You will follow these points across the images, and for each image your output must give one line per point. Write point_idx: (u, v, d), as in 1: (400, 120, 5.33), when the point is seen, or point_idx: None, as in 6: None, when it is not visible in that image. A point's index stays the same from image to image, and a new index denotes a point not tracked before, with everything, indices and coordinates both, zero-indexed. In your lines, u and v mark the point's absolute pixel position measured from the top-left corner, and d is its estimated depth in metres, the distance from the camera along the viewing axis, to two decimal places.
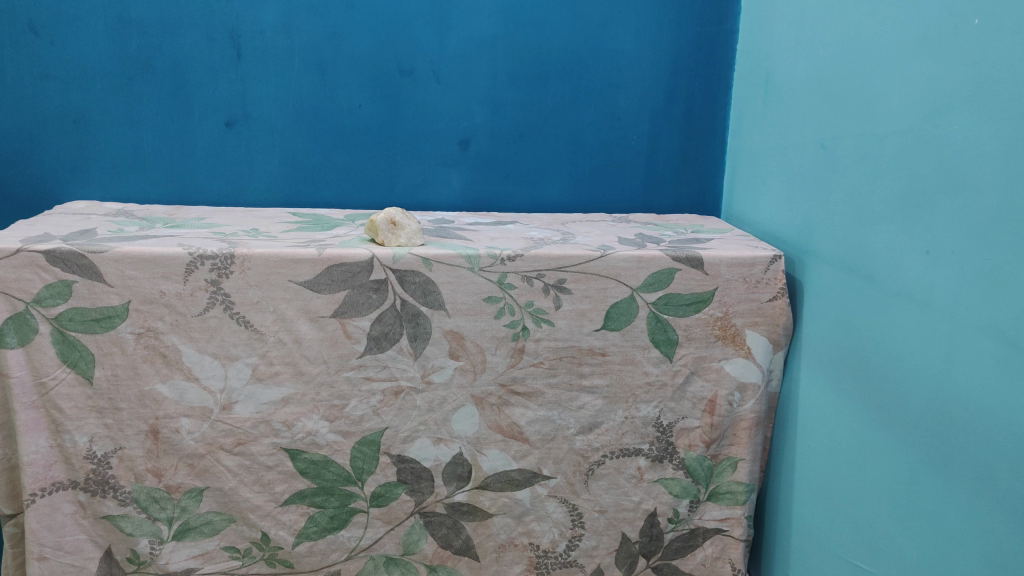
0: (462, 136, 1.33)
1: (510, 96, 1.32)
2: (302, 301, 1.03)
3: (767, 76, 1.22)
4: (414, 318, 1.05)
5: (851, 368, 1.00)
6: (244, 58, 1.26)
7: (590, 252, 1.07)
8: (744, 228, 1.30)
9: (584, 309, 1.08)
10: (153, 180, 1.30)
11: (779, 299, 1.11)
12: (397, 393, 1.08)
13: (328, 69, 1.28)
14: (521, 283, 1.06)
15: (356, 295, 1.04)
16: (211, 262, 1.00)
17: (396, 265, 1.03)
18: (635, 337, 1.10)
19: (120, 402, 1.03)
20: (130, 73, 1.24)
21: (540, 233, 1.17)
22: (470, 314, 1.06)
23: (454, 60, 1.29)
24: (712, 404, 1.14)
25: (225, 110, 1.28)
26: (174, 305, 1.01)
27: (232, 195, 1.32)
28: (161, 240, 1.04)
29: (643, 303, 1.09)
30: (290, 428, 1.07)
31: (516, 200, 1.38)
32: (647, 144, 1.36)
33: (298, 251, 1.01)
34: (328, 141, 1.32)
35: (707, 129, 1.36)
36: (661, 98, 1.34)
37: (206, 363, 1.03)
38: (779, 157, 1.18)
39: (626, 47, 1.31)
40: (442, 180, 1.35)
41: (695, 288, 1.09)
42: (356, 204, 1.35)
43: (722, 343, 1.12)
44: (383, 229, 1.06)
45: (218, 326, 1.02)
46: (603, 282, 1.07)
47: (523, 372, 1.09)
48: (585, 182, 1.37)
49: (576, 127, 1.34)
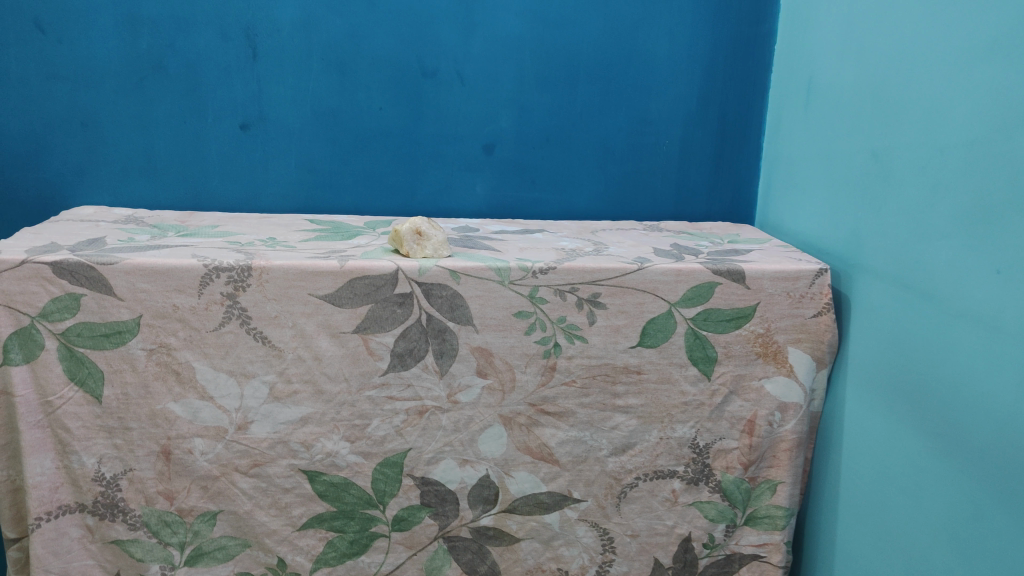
0: (486, 141, 1.28)
1: (537, 99, 1.26)
2: (322, 316, 0.97)
3: (809, 80, 1.16)
4: (440, 334, 1.00)
5: (906, 390, 0.94)
6: (260, 58, 1.20)
7: (626, 265, 1.01)
8: (782, 238, 1.24)
9: (619, 325, 1.02)
10: (164, 185, 1.24)
11: (824, 314, 1.05)
12: (421, 413, 1.02)
13: (349, 70, 1.22)
14: (553, 297, 1.00)
15: (380, 309, 0.98)
16: (227, 275, 0.94)
17: (422, 278, 0.98)
18: (672, 354, 1.05)
19: (130, 422, 0.98)
20: (141, 73, 1.19)
21: (570, 243, 1.12)
22: (499, 330, 1.01)
23: (480, 60, 1.24)
24: (751, 424, 1.08)
25: (240, 112, 1.22)
26: (187, 320, 0.95)
27: (246, 201, 1.27)
28: (174, 250, 0.98)
29: (680, 319, 1.03)
30: (309, 449, 1.01)
31: (542, 207, 1.32)
32: (679, 149, 1.30)
33: (319, 262, 0.96)
34: (346, 145, 1.26)
35: (743, 134, 1.30)
36: (695, 102, 1.28)
37: (221, 381, 0.98)
38: (823, 165, 1.12)
39: (659, 48, 1.25)
40: (466, 186, 1.30)
41: (736, 303, 1.04)
42: (375, 211, 1.30)
43: (763, 361, 1.06)
44: (408, 239, 1.01)
45: (234, 342, 0.97)
46: (640, 297, 1.02)
47: (554, 391, 1.04)
48: (614, 189, 1.32)
49: (605, 131, 1.29)
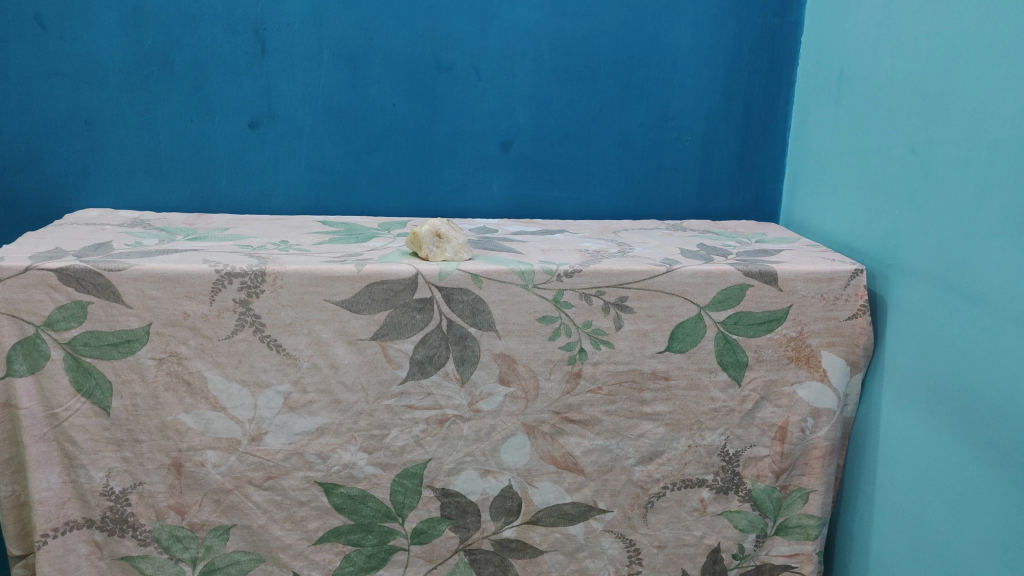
0: (504, 138, 1.24)
1: (556, 94, 1.22)
2: (339, 323, 0.93)
3: (840, 73, 1.12)
4: (462, 340, 0.96)
5: (950, 396, 0.90)
6: (270, 54, 1.16)
7: (654, 267, 0.97)
8: (810, 236, 1.20)
9: (647, 329, 0.98)
10: (170, 186, 1.20)
11: (860, 317, 1.01)
12: (442, 422, 0.98)
13: (361, 65, 1.18)
14: (578, 301, 0.97)
15: (399, 315, 0.94)
16: (240, 280, 0.90)
17: (442, 282, 0.94)
18: (701, 360, 1.01)
19: (140, 434, 0.94)
20: (146, 71, 1.15)
21: (594, 245, 1.08)
22: (522, 336, 0.97)
23: (497, 55, 1.19)
24: (783, 431, 1.04)
25: (248, 109, 1.18)
26: (199, 328, 0.91)
27: (255, 202, 1.23)
28: (184, 255, 0.94)
29: (710, 322, 0.99)
30: (325, 461, 0.97)
31: (561, 206, 1.28)
32: (702, 146, 1.26)
33: (335, 267, 0.92)
34: (359, 143, 1.22)
35: (767, 129, 1.26)
36: (718, 96, 1.24)
37: (233, 391, 0.94)
38: (856, 162, 1.08)
39: (681, 41, 1.21)
40: (482, 184, 1.26)
41: (768, 305, 1.00)
42: (389, 211, 1.26)
43: (795, 365, 1.02)
44: (427, 242, 0.97)
45: (247, 350, 0.93)
46: (668, 300, 0.98)
47: (580, 399, 1.00)
48: (635, 187, 1.28)
49: (626, 127, 1.24)
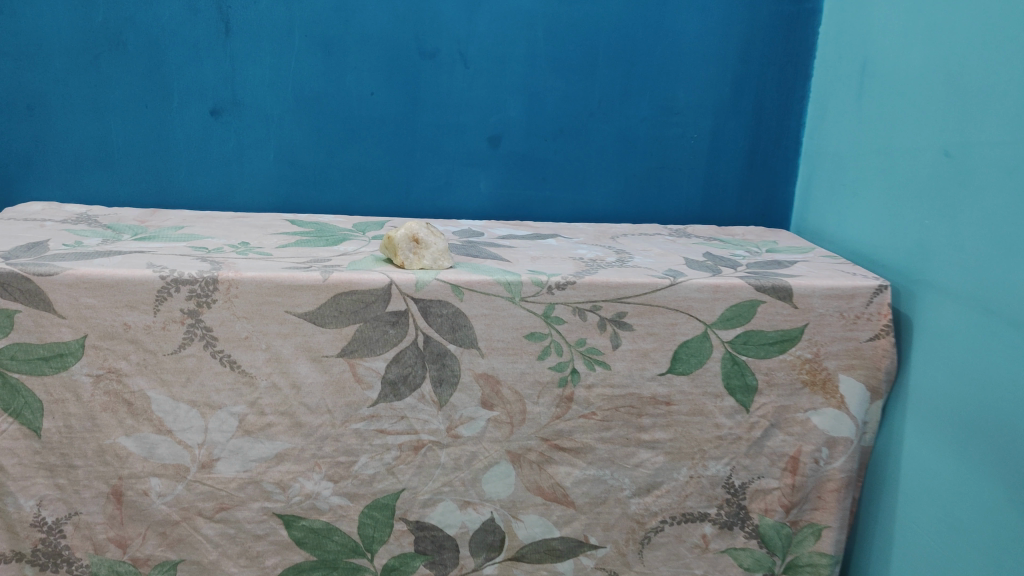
0: (492, 132, 1.13)
1: (550, 85, 1.12)
2: (302, 337, 0.83)
3: (863, 66, 1.02)
4: (440, 358, 0.86)
5: (983, 431, 0.81)
6: (234, 34, 1.05)
7: (656, 279, 0.87)
8: (824, 245, 1.10)
9: (647, 348, 0.88)
10: (124, 179, 1.09)
11: (882, 338, 0.91)
12: (416, 449, 0.88)
13: (336, 49, 1.07)
14: (571, 317, 0.86)
15: (369, 329, 0.84)
16: (189, 288, 0.80)
17: (419, 293, 0.84)
18: (707, 383, 0.90)
19: (75, 459, 0.83)
20: (96, 50, 1.04)
21: (590, 252, 0.97)
22: (508, 354, 0.87)
23: (485, 40, 1.09)
24: (795, 462, 0.94)
25: (210, 95, 1.07)
26: (141, 342, 0.81)
27: (218, 197, 1.12)
28: (128, 258, 0.84)
29: (718, 342, 0.89)
30: (285, 491, 0.87)
31: (554, 207, 1.17)
32: (708, 145, 1.16)
33: (298, 274, 0.82)
34: (333, 135, 1.11)
35: (780, 127, 1.16)
36: (727, 91, 1.14)
37: (181, 413, 0.83)
38: (880, 165, 0.98)
39: (687, 29, 1.11)
40: (468, 182, 1.15)
41: (781, 324, 0.90)
42: (366, 210, 1.15)
43: (810, 390, 0.92)
44: (403, 248, 0.86)
45: (197, 367, 0.82)
46: (671, 316, 0.88)
47: (571, 425, 0.90)
48: (635, 188, 1.17)
49: (627, 121, 1.14)
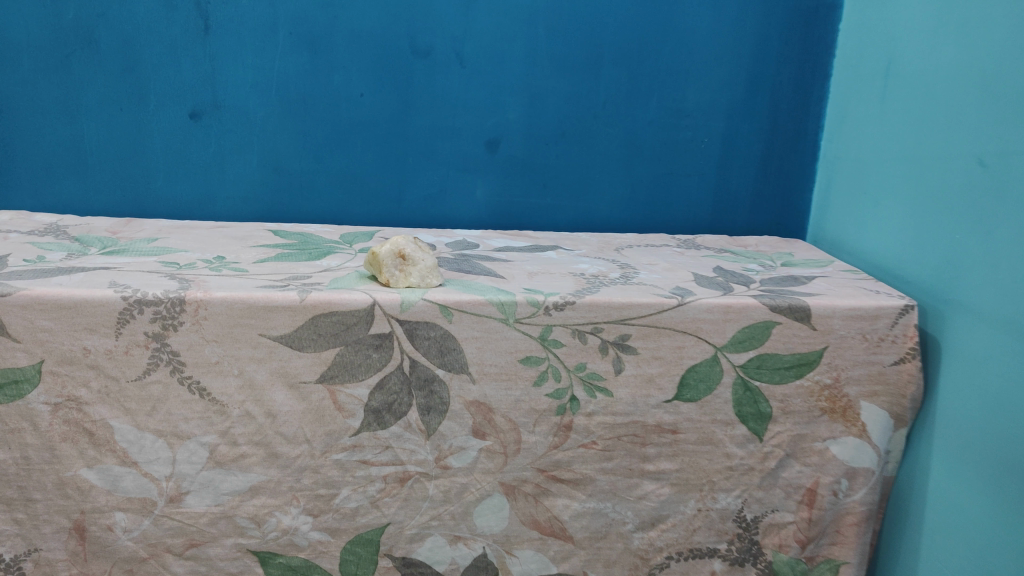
0: (490, 136, 1.06)
1: (552, 86, 1.05)
2: (277, 362, 0.77)
3: (888, 66, 0.95)
4: (427, 385, 0.79)
5: (1020, 468, 0.73)
6: (214, 31, 0.98)
7: (662, 299, 0.80)
8: (844, 258, 1.03)
9: (652, 374, 0.82)
10: (97, 186, 1.03)
11: (908, 362, 0.84)
12: (402, 481, 0.82)
13: (323, 47, 1.00)
14: (570, 339, 0.80)
15: (351, 353, 0.77)
16: (153, 309, 0.74)
17: (405, 314, 0.77)
18: (717, 411, 0.83)
19: (33, 493, 0.77)
20: (66, 49, 0.97)
21: (592, 266, 0.91)
22: (502, 380, 0.80)
23: (482, 38, 1.02)
24: (812, 494, 0.87)
25: (189, 97, 1.01)
26: (103, 368, 0.75)
27: (198, 205, 1.06)
28: (90, 275, 0.77)
29: (729, 366, 0.82)
30: (261, 526, 0.81)
31: (556, 216, 1.11)
32: (719, 149, 1.09)
33: (273, 294, 0.76)
34: (320, 140, 1.05)
35: (797, 131, 1.09)
36: (740, 92, 1.06)
37: (147, 443, 0.77)
38: (905, 173, 0.91)
39: (697, 26, 1.03)
40: (464, 190, 1.08)
41: (798, 347, 0.83)
42: (356, 219, 1.09)
43: (829, 418, 0.85)
44: (389, 264, 0.80)
45: (163, 395, 0.76)
46: (679, 339, 0.81)
47: (569, 455, 0.83)
48: (641, 195, 1.10)
49: (633, 124, 1.07)
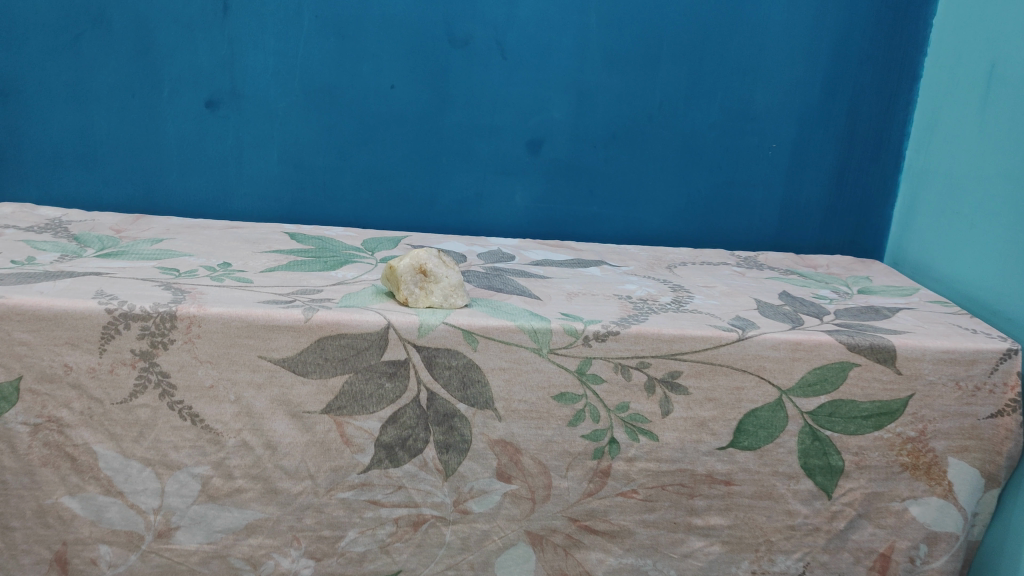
0: (532, 135, 0.96)
1: (603, 81, 0.94)
2: (279, 389, 0.68)
3: (992, 67, 0.82)
4: (447, 420, 0.70)
5: None
6: (233, 13, 0.90)
7: (720, 332, 0.69)
8: (929, 284, 0.91)
9: (705, 417, 0.70)
10: (106, 179, 0.96)
11: (1006, 415, 0.72)
12: (415, 525, 0.72)
13: (351, 33, 0.91)
14: (611, 375, 0.69)
15: (361, 382, 0.68)
16: (140, 325, 0.66)
17: (423, 339, 0.68)
18: (779, 462, 0.72)
19: (11, 520, 0.70)
20: (76, 30, 0.90)
21: (640, 288, 0.80)
22: (532, 419, 0.70)
23: (527, 26, 0.92)
24: (885, 560, 0.75)
25: (205, 85, 0.93)
26: (86, 388, 0.67)
27: (214, 203, 0.98)
28: (77, 282, 0.70)
29: (796, 413, 0.71)
30: (257, 568, 0.72)
31: (602, 226, 1.00)
32: (789, 156, 0.97)
33: (275, 312, 0.67)
34: (346, 135, 0.96)
35: (878, 138, 0.96)
36: (816, 93, 0.94)
37: (134, 472, 0.69)
38: (1008, 192, 0.78)
39: (770, 17, 0.92)
40: (502, 194, 0.98)
41: (878, 393, 0.71)
42: (383, 223, 0.99)
43: (909, 476, 0.73)
44: (407, 281, 0.70)
45: (152, 420, 0.68)
46: (739, 379, 0.70)
47: (606, 504, 0.73)
48: (699, 206, 0.99)
49: (692, 126, 0.96)
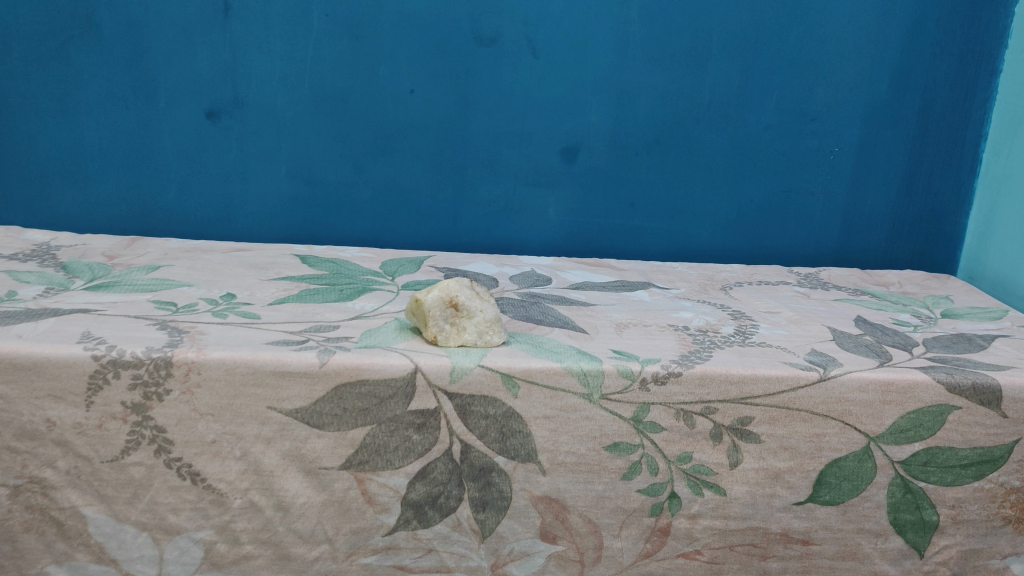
0: (567, 143, 0.87)
1: (645, 81, 0.85)
2: (291, 443, 0.59)
3: None
4: (484, 475, 0.61)
5: None
6: (236, 14, 0.81)
7: (799, 371, 0.60)
8: (1016, 304, 0.81)
9: (780, 468, 0.61)
10: (100, 198, 0.88)
11: None
12: None
13: (366, 34, 0.82)
14: (672, 422, 0.60)
15: (385, 434, 0.60)
16: (132, 374, 0.57)
17: (456, 385, 0.59)
18: (864, 518, 0.63)
19: None
20: (63, 35, 0.82)
21: (697, 315, 0.71)
22: (580, 472, 0.61)
23: (561, 21, 0.82)
24: None
25: (206, 93, 0.84)
26: (72, 446, 0.58)
27: (218, 222, 0.89)
28: (62, 322, 0.61)
29: (885, 462, 0.61)
30: None
31: (644, 241, 0.91)
32: (853, 162, 0.87)
33: (286, 357, 0.58)
34: (362, 146, 0.87)
35: (953, 140, 0.86)
36: (883, 91, 0.85)
37: (129, 538, 0.61)
38: None
39: (832, 8, 0.82)
40: (534, 208, 0.89)
41: (979, 439, 0.61)
42: (403, 241, 0.91)
43: (1012, 530, 0.63)
44: (436, 317, 0.61)
45: (147, 481, 0.59)
46: (821, 426, 0.60)
47: (665, 567, 0.63)
48: (752, 217, 0.89)
49: (745, 130, 0.86)
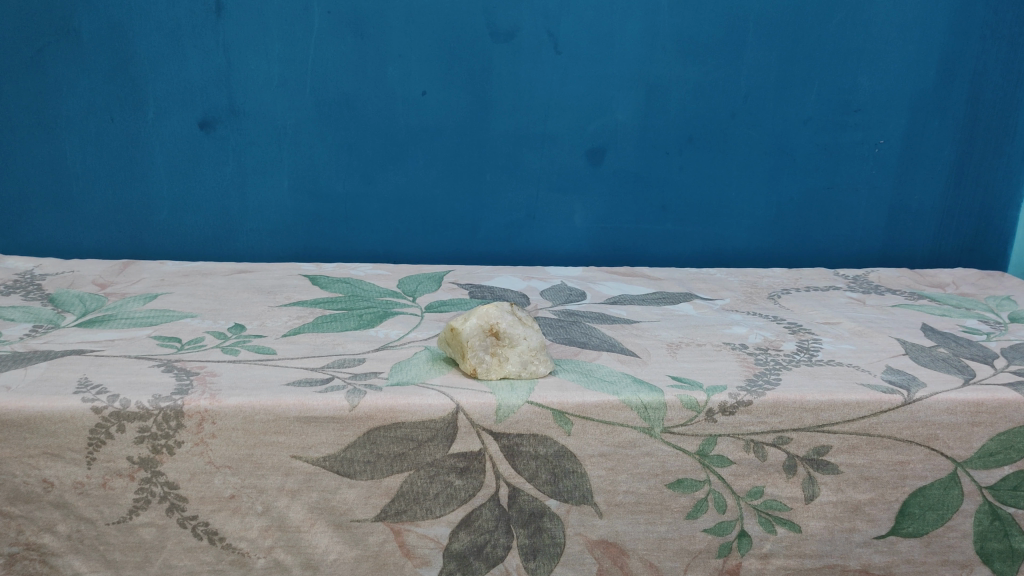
0: (593, 143, 0.81)
1: (677, 75, 0.79)
2: (319, 495, 0.53)
3: None
4: (534, 520, 0.55)
5: None
6: (229, 13, 0.74)
7: (880, 394, 0.54)
8: None
9: (860, 500, 0.55)
10: (85, 219, 0.81)
11: None
12: None
13: (372, 31, 0.76)
14: (742, 456, 0.54)
15: (424, 481, 0.53)
16: (137, 426, 0.50)
17: (502, 425, 0.53)
18: (949, 548, 0.57)
19: None
20: (39, 42, 0.74)
21: (751, 330, 0.65)
22: (640, 513, 0.55)
23: (584, 12, 0.76)
24: None
25: (199, 102, 0.77)
26: (72, 508, 0.52)
27: (215, 240, 0.82)
28: (54, 368, 0.54)
29: (972, 489, 0.56)
30: None
31: (679, 245, 0.86)
32: (899, 154, 0.83)
33: (311, 400, 0.52)
34: (370, 153, 0.80)
35: (1002, 127, 0.83)
36: (930, 77, 0.81)
37: None
38: None
39: None
40: (558, 214, 0.83)
41: None
42: (418, 254, 0.84)
43: None
44: (475, 347, 0.55)
45: (160, 543, 0.53)
46: (904, 453, 0.55)
47: None
48: (792, 216, 0.85)
49: (784, 123, 0.81)
